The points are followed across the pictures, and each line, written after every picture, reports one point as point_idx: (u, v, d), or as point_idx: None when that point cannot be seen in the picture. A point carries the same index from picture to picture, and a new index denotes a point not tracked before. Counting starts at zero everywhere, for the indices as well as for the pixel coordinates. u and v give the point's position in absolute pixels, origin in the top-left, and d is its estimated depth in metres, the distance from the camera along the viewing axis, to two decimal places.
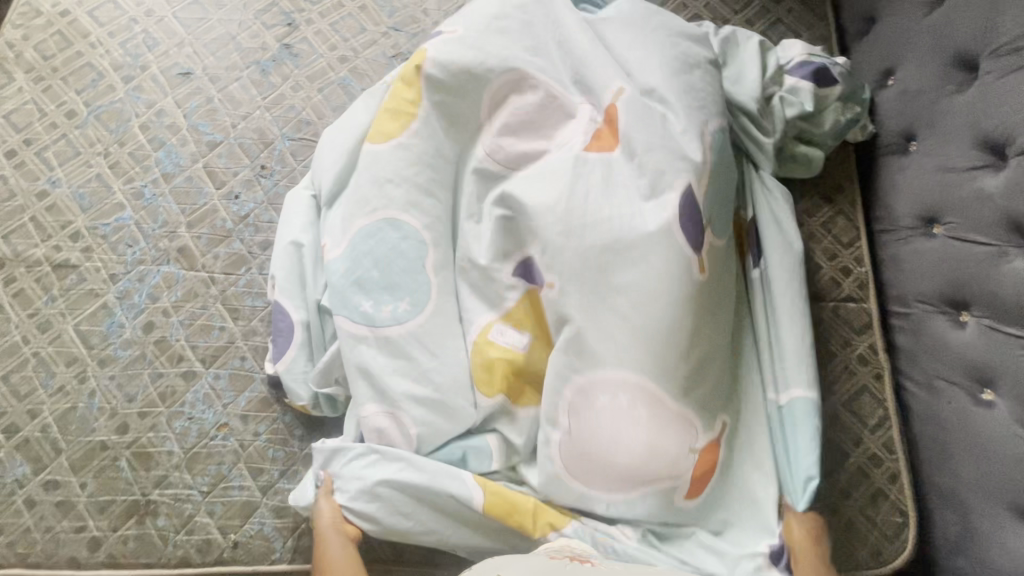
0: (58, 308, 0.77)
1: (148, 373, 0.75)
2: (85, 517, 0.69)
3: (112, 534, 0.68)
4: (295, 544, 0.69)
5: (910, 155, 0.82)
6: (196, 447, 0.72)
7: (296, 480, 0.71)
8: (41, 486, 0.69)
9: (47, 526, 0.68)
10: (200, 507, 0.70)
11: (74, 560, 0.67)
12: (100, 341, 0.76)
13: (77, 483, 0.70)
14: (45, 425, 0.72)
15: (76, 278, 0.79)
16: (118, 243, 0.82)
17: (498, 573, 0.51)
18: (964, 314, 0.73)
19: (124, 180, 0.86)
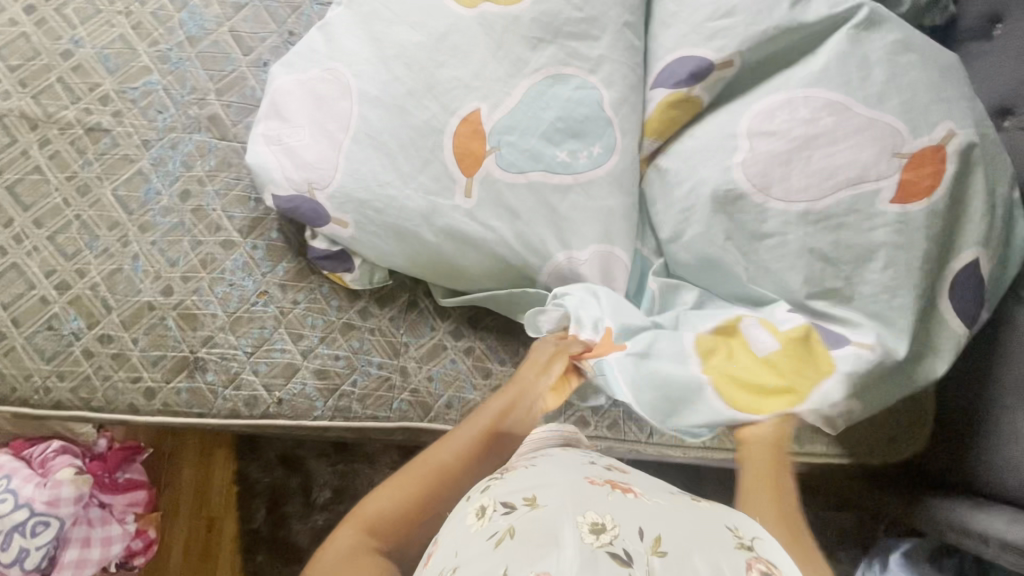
0: (96, 174, 0.77)
1: (187, 240, 0.76)
2: (139, 369, 0.73)
3: (166, 385, 0.73)
4: (335, 403, 0.74)
5: (992, 41, 0.79)
6: (238, 311, 0.75)
7: (334, 345, 0.76)
8: (97, 341, 0.73)
9: (105, 375, 0.73)
10: (246, 366, 0.74)
11: (134, 405, 0.73)
12: (139, 207, 0.77)
13: (129, 339, 0.73)
14: (94, 284, 0.74)
15: (110, 143, 0.78)
16: (148, 109, 0.80)
17: (531, 495, 0.52)
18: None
19: (148, 41, 0.82)
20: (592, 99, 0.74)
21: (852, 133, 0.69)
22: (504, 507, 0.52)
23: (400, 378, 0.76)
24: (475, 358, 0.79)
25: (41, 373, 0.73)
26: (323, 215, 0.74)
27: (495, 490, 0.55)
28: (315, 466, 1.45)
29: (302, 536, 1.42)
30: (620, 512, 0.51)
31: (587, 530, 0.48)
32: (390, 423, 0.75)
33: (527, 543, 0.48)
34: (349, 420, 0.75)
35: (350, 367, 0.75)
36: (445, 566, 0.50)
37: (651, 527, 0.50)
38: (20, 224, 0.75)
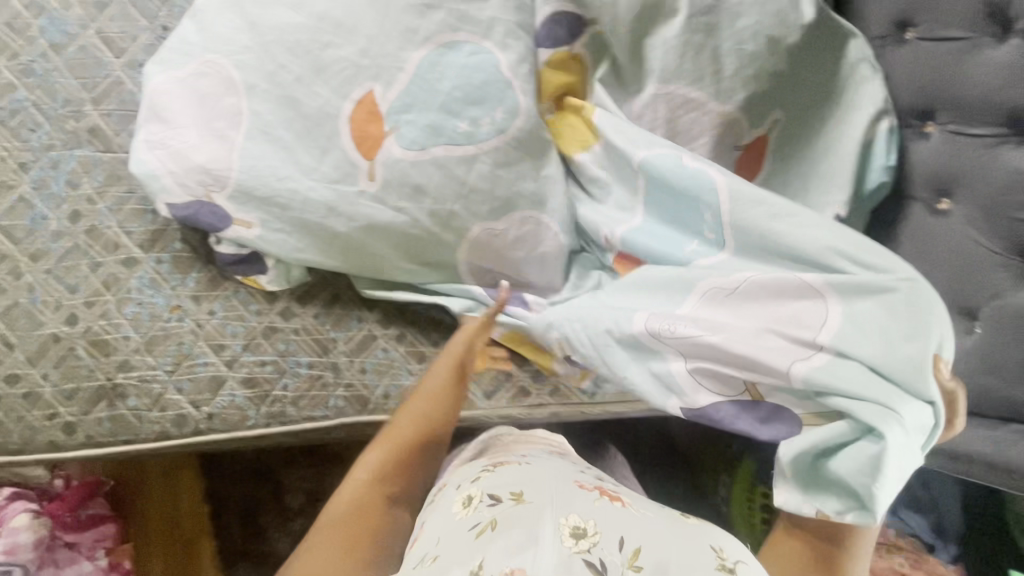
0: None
1: (86, 263, 0.73)
2: (55, 405, 0.71)
3: (85, 417, 0.71)
4: (270, 411, 0.75)
5: None
6: (153, 331, 0.73)
7: (259, 351, 0.75)
8: (3, 382, 0.70)
9: (21, 416, 0.71)
10: (168, 386, 0.73)
11: (54, 441, 0.71)
12: (25, 236, 0.72)
13: (38, 375, 0.70)
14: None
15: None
16: (19, 128, 0.74)
17: (517, 491, 0.62)
18: (931, 122, 0.77)
19: (5, 52, 0.75)
20: (489, 65, 0.71)
21: (707, 95, 0.74)
22: (489, 500, 0.61)
23: (333, 376, 0.77)
24: (408, 342, 0.81)
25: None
26: (226, 219, 0.72)
27: (485, 485, 0.65)
28: (287, 474, 1.50)
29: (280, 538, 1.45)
30: (601, 520, 0.57)
31: (567, 533, 0.55)
32: (328, 422, 0.77)
33: (505, 533, 0.56)
34: (287, 425, 0.76)
35: (278, 371, 0.75)
36: (428, 551, 0.59)
37: (633, 539, 0.55)
38: None
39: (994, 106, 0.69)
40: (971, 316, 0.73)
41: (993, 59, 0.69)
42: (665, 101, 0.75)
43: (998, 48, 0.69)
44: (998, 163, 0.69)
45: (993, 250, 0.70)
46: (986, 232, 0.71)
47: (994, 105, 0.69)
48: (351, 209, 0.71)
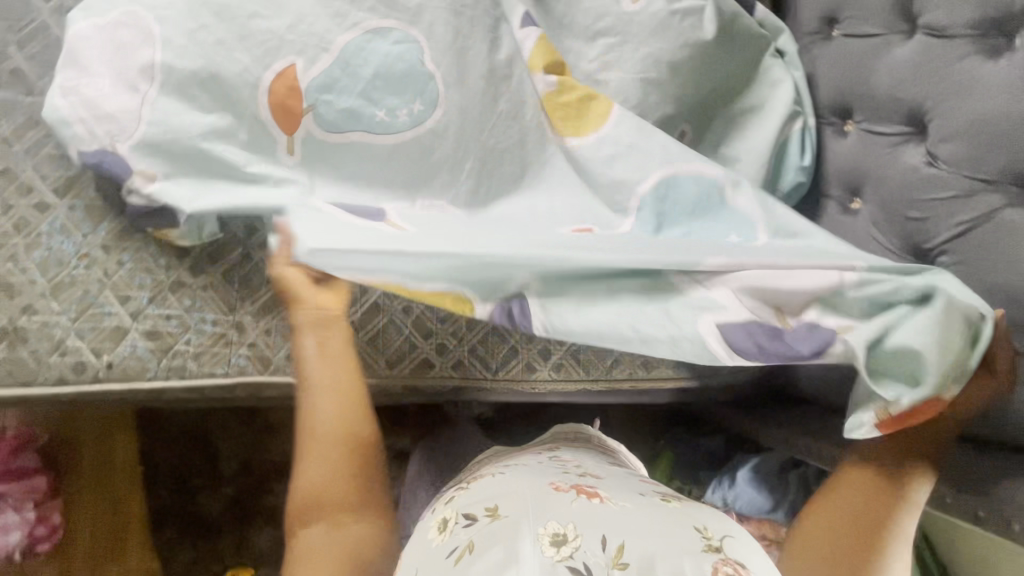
0: (11, 144, 0.80)
1: (117, 213, 0.81)
2: (70, 342, 0.78)
3: (95, 357, 0.78)
4: (254, 356, 0.80)
5: (831, 41, 0.80)
6: (165, 282, 0.80)
7: (266, 317, 0.81)
8: (19, 312, 0.77)
9: (31, 347, 0.77)
10: (181, 338, 0.79)
11: (64, 378, 0.77)
12: (64, 184, 0.80)
13: (58, 312, 0.78)
14: (14, 257, 0.78)
15: (21, 113, 0.80)
16: None
17: (495, 505, 0.66)
18: (848, 123, 0.79)
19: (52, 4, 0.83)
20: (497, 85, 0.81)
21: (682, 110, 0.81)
22: (465, 519, 0.65)
23: None
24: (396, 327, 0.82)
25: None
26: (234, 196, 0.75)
27: (459, 507, 0.69)
28: (221, 442, 1.38)
29: (213, 508, 1.36)
30: (580, 523, 0.60)
31: (548, 543, 0.57)
32: None
33: (483, 553, 0.58)
34: (267, 373, 0.80)
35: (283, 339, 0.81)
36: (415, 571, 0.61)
37: (615, 536, 0.59)
38: None
39: (896, 113, 0.71)
40: None
41: (898, 57, 0.71)
42: (651, 112, 0.81)
43: (917, 148, 0.70)
44: (899, 172, 0.70)
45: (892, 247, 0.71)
46: (884, 230, 0.72)
47: (896, 112, 0.71)
48: (358, 182, 0.81)
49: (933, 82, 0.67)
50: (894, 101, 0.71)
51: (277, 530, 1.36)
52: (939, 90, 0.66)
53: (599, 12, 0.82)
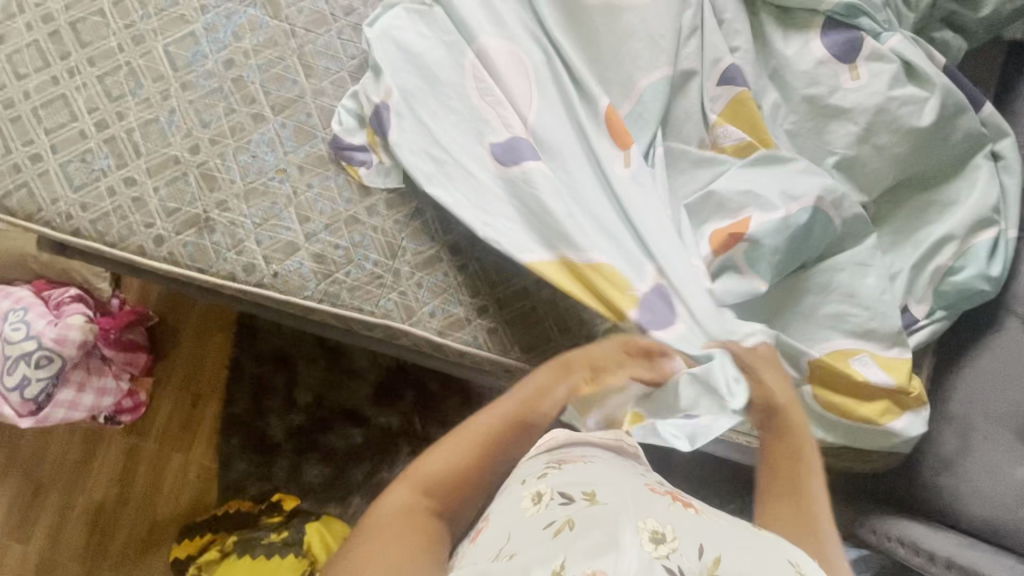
0: (248, 57, 0.88)
1: (318, 139, 0.87)
2: (247, 244, 0.84)
3: (264, 262, 0.84)
4: (400, 303, 0.83)
5: None
6: (342, 215, 0.85)
7: (419, 270, 0.84)
8: (214, 206, 0.85)
9: (214, 239, 0.84)
10: (342, 267, 0.84)
11: (233, 274, 0.84)
12: (281, 103, 0.87)
13: (244, 214, 0.85)
14: (223, 155, 0.86)
15: (263, 33, 0.89)
16: (311, 21, 0.90)
17: (592, 488, 0.59)
18: None
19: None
20: (698, 115, 0.82)
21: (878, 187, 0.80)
22: (561, 497, 0.58)
23: (461, 294, 0.84)
24: (537, 316, 0.84)
25: (161, 224, 0.84)
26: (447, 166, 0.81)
27: (554, 482, 0.62)
28: (302, 370, 1.43)
29: (276, 432, 1.41)
30: (679, 529, 0.53)
31: (645, 536, 0.51)
32: (442, 338, 0.83)
33: (584, 532, 0.52)
34: (409, 322, 0.83)
35: (429, 296, 0.84)
36: (501, 542, 0.56)
37: (711, 549, 0.52)
38: (170, 81, 0.87)
39: None
40: None
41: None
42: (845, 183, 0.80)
43: None
44: None
45: None
46: None
47: None
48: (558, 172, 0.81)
49: None
50: None
51: (327, 468, 1.39)
52: None
53: (818, 74, 0.79)
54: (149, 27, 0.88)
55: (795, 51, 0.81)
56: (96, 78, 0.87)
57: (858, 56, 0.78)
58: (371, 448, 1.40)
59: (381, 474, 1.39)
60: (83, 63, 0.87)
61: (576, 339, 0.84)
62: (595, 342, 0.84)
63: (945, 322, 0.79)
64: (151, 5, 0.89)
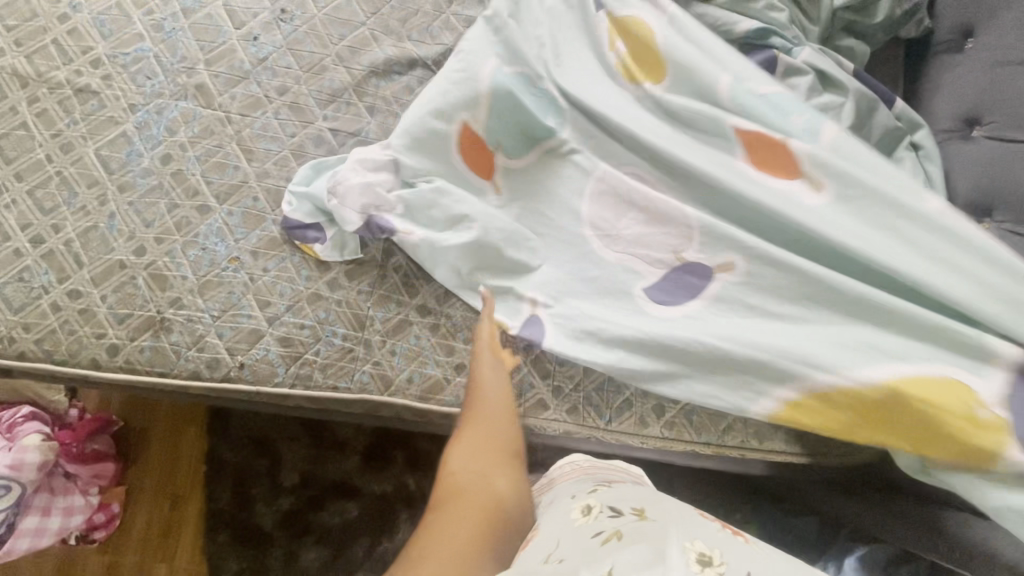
0: (185, 149, 0.87)
1: (267, 221, 0.86)
2: (208, 338, 0.81)
3: (229, 356, 0.81)
4: (376, 375, 0.82)
5: (972, 140, 0.82)
6: (304, 294, 0.83)
7: (390, 338, 0.83)
8: (168, 305, 0.82)
9: (172, 339, 0.81)
10: (310, 347, 0.82)
11: (197, 372, 0.81)
12: (224, 190, 0.86)
13: (201, 308, 0.82)
14: (171, 252, 0.83)
15: (198, 123, 0.88)
16: (246, 104, 0.89)
17: (643, 508, 0.57)
18: (985, 220, 0.78)
19: (240, 29, 0.92)
20: None
21: None
22: (613, 513, 0.57)
23: (436, 355, 0.83)
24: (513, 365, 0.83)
25: (113, 333, 0.80)
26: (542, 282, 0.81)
27: (606, 501, 0.60)
28: (285, 449, 1.38)
29: (265, 520, 1.34)
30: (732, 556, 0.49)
31: (692, 558, 0.47)
32: (424, 403, 0.81)
33: (634, 542, 0.50)
34: (388, 393, 0.81)
35: (405, 364, 0.82)
36: (547, 547, 0.54)
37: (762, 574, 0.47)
38: (106, 185, 0.85)
39: None
40: None
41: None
42: None
43: None
44: None
45: None
46: None
47: None
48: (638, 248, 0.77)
49: None
50: None
51: (325, 549, 1.33)
52: None
53: None
54: (77, 133, 0.86)
55: None
56: (26, 192, 0.84)
57: (774, 70, 0.83)
58: (367, 519, 1.35)
59: (382, 545, 1.33)
60: (10, 179, 0.84)
61: (558, 381, 0.83)
62: (577, 381, 0.84)
63: None
64: (76, 110, 0.87)
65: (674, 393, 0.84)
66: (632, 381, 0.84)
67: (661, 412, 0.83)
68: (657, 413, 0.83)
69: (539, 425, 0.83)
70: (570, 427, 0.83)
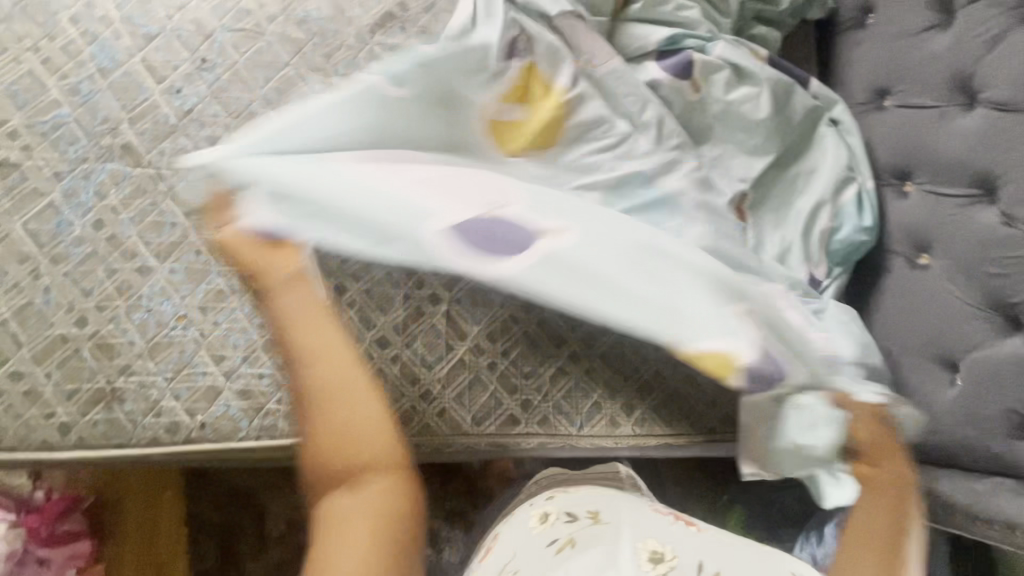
0: (118, 212, 0.85)
1: (212, 275, 0.84)
2: (164, 402, 0.79)
3: (187, 417, 0.79)
4: None
5: (885, 110, 0.87)
6: (258, 343, 0.82)
7: None
8: (117, 373, 0.79)
9: (126, 408, 0.78)
10: (271, 397, 0.80)
11: (156, 439, 0.78)
12: (164, 249, 0.84)
13: (153, 372, 0.80)
14: (115, 318, 0.81)
15: (128, 184, 0.86)
16: (177, 159, 0.88)
17: (596, 509, 0.62)
18: (908, 184, 0.83)
19: (162, 83, 0.90)
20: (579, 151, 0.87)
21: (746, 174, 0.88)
22: (567, 516, 0.61)
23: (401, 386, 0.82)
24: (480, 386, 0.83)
25: (63, 410, 0.78)
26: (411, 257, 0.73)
27: (559, 502, 0.64)
28: (269, 500, 1.35)
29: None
30: (680, 546, 0.55)
31: (645, 558, 0.53)
32: None
33: (586, 552, 0.55)
34: None
35: None
36: (509, 560, 0.58)
37: (709, 562, 0.53)
38: (37, 259, 0.82)
39: (963, 177, 0.75)
40: (954, 368, 0.75)
41: (963, 126, 0.76)
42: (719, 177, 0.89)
43: (987, 210, 0.73)
44: (968, 227, 0.74)
45: (970, 302, 0.73)
46: (961, 286, 0.74)
47: (963, 177, 0.75)
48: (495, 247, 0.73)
49: (989, 151, 0.73)
50: (962, 164, 0.75)
51: None
52: (997, 158, 0.72)
53: (669, 97, 0.89)
54: None
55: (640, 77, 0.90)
56: None
57: (692, 69, 0.88)
58: None
59: None
60: None
61: (527, 395, 0.84)
62: (546, 392, 0.84)
63: (843, 276, 0.86)
64: None
65: (642, 390, 0.85)
66: (599, 385, 0.85)
67: (631, 412, 0.84)
68: (627, 413, 0.84)
69: (514, 441, 0.83)
70: (545, 438, 0.83)
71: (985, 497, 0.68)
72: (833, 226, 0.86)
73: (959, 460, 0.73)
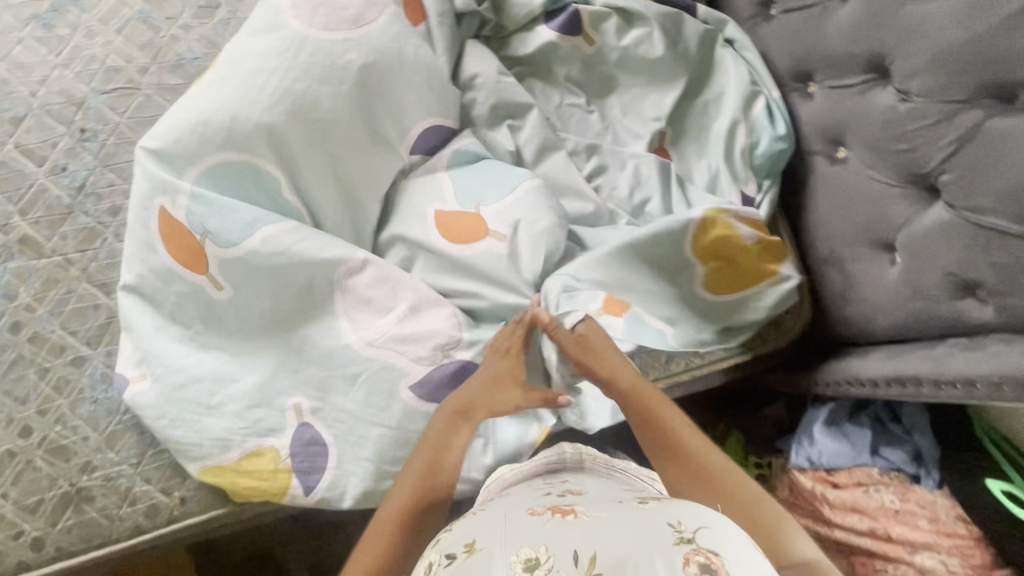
0: (34, 309, 0.80)
1: None
2: (137, 488, 0.76)
3: (166, 496, 0.76)
4: None
5: (773, 20, 0.88)
6: None
7: None
8: (79, 473, 0.75)
9: (98, 505, 0.75)
10: None
11: (139, 527, 0.75)
12: (95, 335, 0.80)
13: (118, 461, 0.76)
14: (61, 419, 0.77)
15: (37, 278, 0.81)
16: (82, 239, 0.83)
17: (471, 540, 0.52)
18: (811, 85, 0.85)
19: (44, 164, 0.85)
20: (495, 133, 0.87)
21: (659, 113, 0.89)
22: (447, 558, 0.51)
23: None
24: None
25: (31, 526, 0.74)
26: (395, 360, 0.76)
27: (441, 543, 0.54)
28: (285, 555, 1.27)
29: None
30: (556, 541, 0.49)
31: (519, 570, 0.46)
32: None
33: None
34: None
35: None
36: None
37: (586, 547, 0.47)
38: None
39: (856, 65, 0.77)
40: (892, 248, 0.77)
41: (841, 16, 0.77)
42: (633, 124, 0.90)
43: (884, 91, 0.75)
44: (869, 110, 0.76)
45: (891, 181, 0.75)
46: (879, 168, 0.76)
47: (856, 65, 0.77)
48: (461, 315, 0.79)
49: (871, 35, 0.74)
50: (851, 53, 0.77)
51: None
52: (881, 39, 0.73)
53: (566, 57, 0.89)
54: None
55: (534, 44, 0.89)
56: None
57: (581, 24, 0.88)
58: None
59: None
60: None
61: None
62: None
63: (775, 188, 0.87)
64: None
65: None
66: None
67: None
68: None
69: None
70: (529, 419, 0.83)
71: (944, 360, 0.70)
72: (750, 143, 0.87)
73: (920, 332, 0.75)
